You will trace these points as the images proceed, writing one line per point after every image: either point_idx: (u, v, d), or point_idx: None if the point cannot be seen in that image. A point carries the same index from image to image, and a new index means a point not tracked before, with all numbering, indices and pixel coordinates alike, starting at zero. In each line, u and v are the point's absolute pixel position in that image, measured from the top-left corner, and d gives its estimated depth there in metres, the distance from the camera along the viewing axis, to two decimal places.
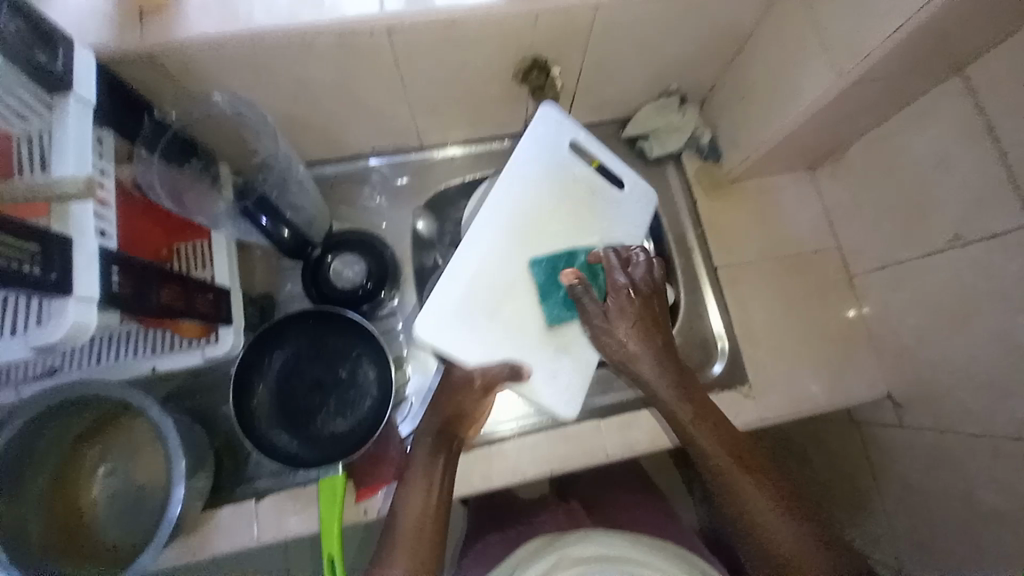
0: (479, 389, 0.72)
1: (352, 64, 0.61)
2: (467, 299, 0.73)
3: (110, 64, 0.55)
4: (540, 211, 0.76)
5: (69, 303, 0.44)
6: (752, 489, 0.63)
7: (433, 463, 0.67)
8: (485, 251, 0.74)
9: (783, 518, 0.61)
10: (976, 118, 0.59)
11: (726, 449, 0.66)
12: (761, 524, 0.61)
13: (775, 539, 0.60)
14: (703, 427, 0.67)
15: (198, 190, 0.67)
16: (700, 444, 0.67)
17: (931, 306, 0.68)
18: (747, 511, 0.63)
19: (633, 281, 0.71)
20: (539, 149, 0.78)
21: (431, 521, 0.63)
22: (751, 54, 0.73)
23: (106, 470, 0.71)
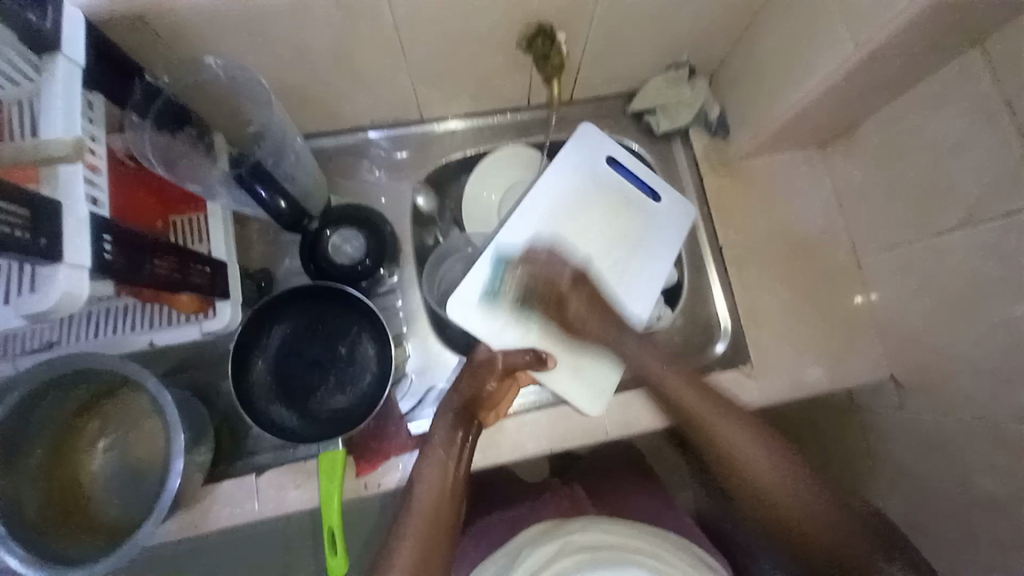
0: (502, 372, 0.73)
1: (349, 30, 0.59)
2: (508, 276, 0.76)
3: (100, 25, 0.52)
4: (569, 211, 0.78)
5: (59, 271, 0.43)
6: (735, 440, 0.65)
7: (452, 439, 0.68)
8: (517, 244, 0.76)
9: (770, 464, 0.64)
10: (997, 93, 0.56)
11: (697, 395, 0.68)
12: (746, 473, 0.65)
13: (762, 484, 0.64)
14: (674, 377, 0.69)
15: (191, 159, 0.65)
16: (667, 386, 0.69)
17: (939, 290, 0.67)
18: (732, 460, 0.65)
19: (572, 273, 0.72)
20: (581, 159, 0.80)
21: (442, 501, 0.64)
22: (764, 25, 0.71)
23: (105, 442, 0.70)
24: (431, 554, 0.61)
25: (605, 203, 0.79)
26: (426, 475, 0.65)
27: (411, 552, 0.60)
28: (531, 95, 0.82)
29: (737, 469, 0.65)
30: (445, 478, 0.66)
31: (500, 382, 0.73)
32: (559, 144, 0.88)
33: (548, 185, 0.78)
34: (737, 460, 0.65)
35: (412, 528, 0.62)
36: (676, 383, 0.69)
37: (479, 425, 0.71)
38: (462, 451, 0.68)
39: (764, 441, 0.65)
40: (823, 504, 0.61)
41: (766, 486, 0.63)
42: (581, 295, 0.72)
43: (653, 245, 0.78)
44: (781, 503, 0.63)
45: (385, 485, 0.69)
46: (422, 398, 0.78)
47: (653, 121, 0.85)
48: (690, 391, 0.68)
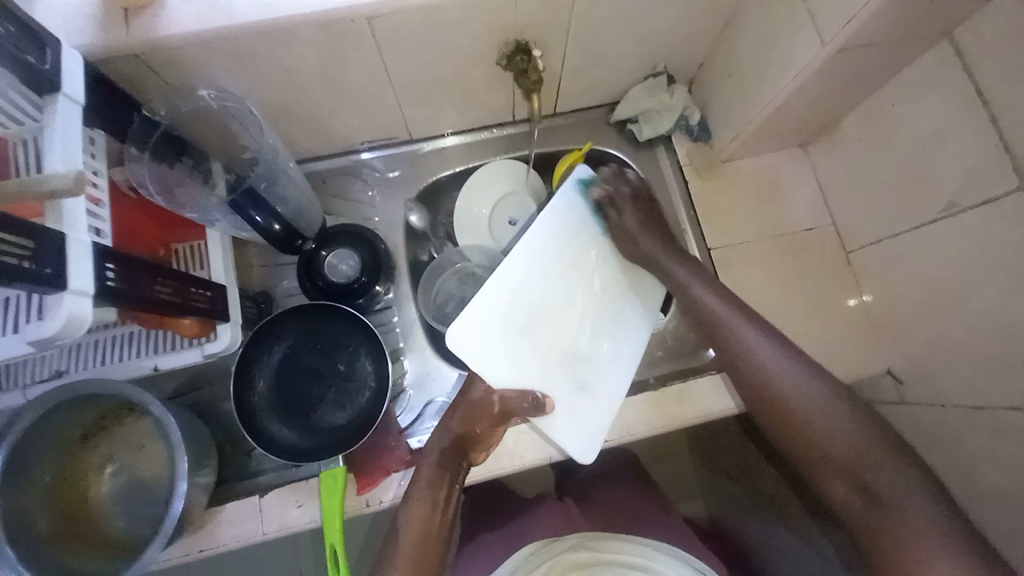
0: (496, 415, 0.70)
1: (337, 54, 0.62)
2: (510, 310, 0.74)
3: (98, 62, 0.56)
4: (566, 251, 0.77)
5: (64, 297, 0.45)
6: (790, 379, 0.65)
7: (440, 479, 0.68)
8: (518, 280, 0.75)
9: (819, 399, 0.63)
10: (967, 80, 0.58)
11: (723, 307, 0.72)
12: (792, 414, 0.64)
13: (805, 425, 0.63)
14: (701, 289, 0.73)
15: (188, 186, 0.68)
16: (699, 298, 0.73)
17: (928, 277, 0.67)
18: (779, 400, 0.65)
19: (633, 188, 0.80)
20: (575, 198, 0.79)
21: (429, 535, 0.66)
22: (736, 29, 0.73)
23: (111, 467, 0.71)
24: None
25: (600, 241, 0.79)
26: (415, 511, 0.66)
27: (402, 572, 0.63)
28: (516, 109, 0.84)
29: (779, 405, 0.65)
30: (432, 509, 0.67)
31: (490, 427, 0.69)
32: (545, 156, 0.90)
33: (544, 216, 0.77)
34: (780, 400, 0.65)
35: (400, 558, 0.64)
36: (748, 336, 0.69)
37: (468, 465, 0.70)
38: (450, 493, 0.68)
39: (796, 356, 0.67)
40: (848, 415, 0.62)
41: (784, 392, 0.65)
42: (639, 207, 0.78)
43: (641, 288, 0.80)
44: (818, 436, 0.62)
45: (387, 501, 0.70)
46: (420, 412, 0.79)
47: (636, 129, 0.87)
48: (717, 300, 0.72)
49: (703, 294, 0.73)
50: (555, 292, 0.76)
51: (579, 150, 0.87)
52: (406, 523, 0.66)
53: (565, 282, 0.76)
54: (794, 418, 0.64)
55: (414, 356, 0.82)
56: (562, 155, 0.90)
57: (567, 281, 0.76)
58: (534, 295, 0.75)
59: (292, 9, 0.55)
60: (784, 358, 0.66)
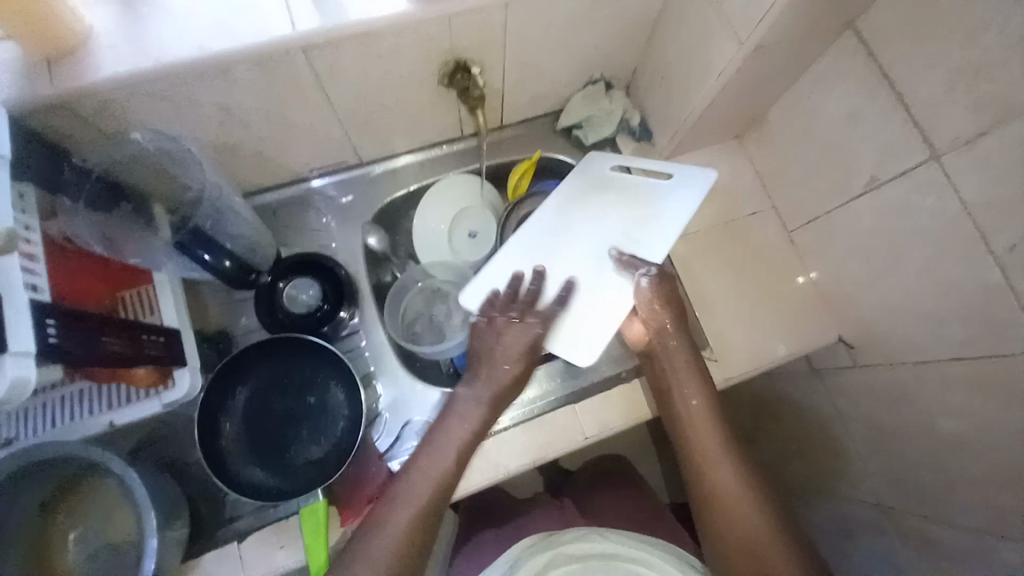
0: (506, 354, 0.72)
1: (275, 86, 0.62)
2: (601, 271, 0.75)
3: (20, 114, 0.54)
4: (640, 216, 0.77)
5: (6, 361, 0.43)
6: (727, 480, 0.68)
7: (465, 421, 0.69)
8: (599, 290, 0.74)
9: (747, 501, 0.67)
10: (873, 66, 0.63)
11: (708, 426, 0.71)
12: (729, 510, 0.67)
13: (734, 514, 0.67)
14: (694, 403, 0.71)
15: (131, 233, 0.65)
16: (683, 414, 0.72)
17: (861, 248, 0.73)
18: (720, 496, 0.68)
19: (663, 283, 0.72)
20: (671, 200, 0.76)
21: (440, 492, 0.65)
22: (663, 34, 0.77)
23: (77, 534, 0.67)
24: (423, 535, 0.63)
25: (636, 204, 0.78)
26: (436, 461, 0.66)
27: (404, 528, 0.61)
28: (464, 125, 0.85)
29: (721, 502, 0.68)
30: (455, 460, 0.67)
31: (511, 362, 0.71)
32: (498, 168, 0.91)
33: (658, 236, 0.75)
34: (721, 498, 0.68)
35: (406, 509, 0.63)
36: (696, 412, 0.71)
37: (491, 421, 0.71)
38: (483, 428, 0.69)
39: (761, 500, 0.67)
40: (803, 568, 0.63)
41: (748, 533, 0.65)
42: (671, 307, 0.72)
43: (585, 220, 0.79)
44: (741, 521, 0.66)
45: None
46: (399, 434, 0.77)
47: (581, 134, 0.90)
48: (704, 419, 0.71)
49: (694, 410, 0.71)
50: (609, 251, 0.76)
51: (529, 159, 0.89)
52: (423, 470, 0.66)
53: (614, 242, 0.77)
54: (728, 516, 0.67)
55: (384, 376, 0.81)
56: (513, 165, 0.92)
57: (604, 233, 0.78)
58: (599, 286, 0.75)
59: (221, 45, 0.55)
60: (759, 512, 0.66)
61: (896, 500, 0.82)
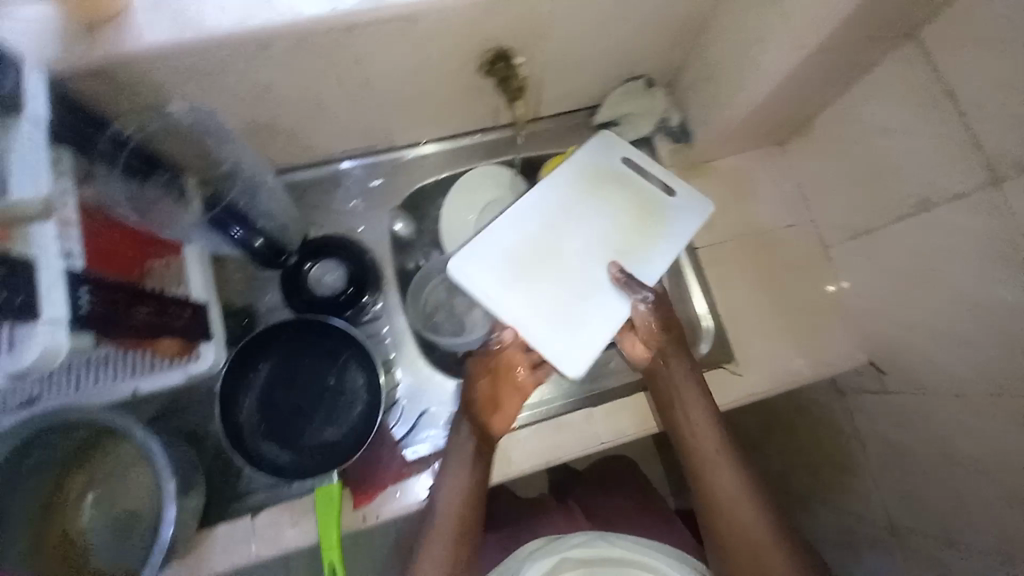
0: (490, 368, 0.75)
1: (313, 65, 0.61)
2: (589, 283, 0.77)
3: (63, 80, 0.52)
4: (631, 225, 0.79)
5: (37, 327, 0.44)
6: (727, 485, 0.68)
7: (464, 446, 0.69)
8: (590, 305, 0.75)
9: (748, 506, 0.67)
10: (934, 82, 0.60)
11: (709, 435, 0.70)
12: (728, 514, 0.67)
13: (735, 521, 0.67)
14: (694, 411, 0.71)
15: (166, 204, 0.67)
16: (684, 422, 0.71)
17: (901, 271, 0.70)
18: (719, 500, 0.68)
19: (662, 318, 0.73)
20: (678, 224, 0.79)
21: (466, 514, 0.66)
22: (712, 33, 0.74)
23: (93, 496, 0.68)
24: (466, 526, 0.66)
25: (632, 213, 0.80)
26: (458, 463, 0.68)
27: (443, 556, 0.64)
28: (498, 115, 0.84)
29: (720, 507, 0.68)
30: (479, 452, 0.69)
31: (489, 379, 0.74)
32: (529, 161, 0.90)
33: (653, 260, 0.78)
34: (722, 505, 0.68)
35: (440, 542, 0.64)
36: (695, 415, 0.71)
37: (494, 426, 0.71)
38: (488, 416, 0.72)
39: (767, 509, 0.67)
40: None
41: (752, 540, 0.65)
42: (670, 337, 0.73)
43: (581, 222, 0.79)
44: (743, 529, 0.66)
45: (385, 515, 0.69)
46: (415, 423, 0.78)
47: (618, 131, 0.88)
48: (705, 427, 0.70)
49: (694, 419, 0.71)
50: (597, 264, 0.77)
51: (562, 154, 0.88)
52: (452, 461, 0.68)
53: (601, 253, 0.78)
54: (727, 519, 0.67)
55: (402, 364, 0.82)
56: (545, 159, 0.90)
57: (597, 229, 0.79)
58: (587, 298, 0.76)
59: (262, 21, 0.54)
60: (765, 521, 0.66)
61: (907, 530, 0.80)
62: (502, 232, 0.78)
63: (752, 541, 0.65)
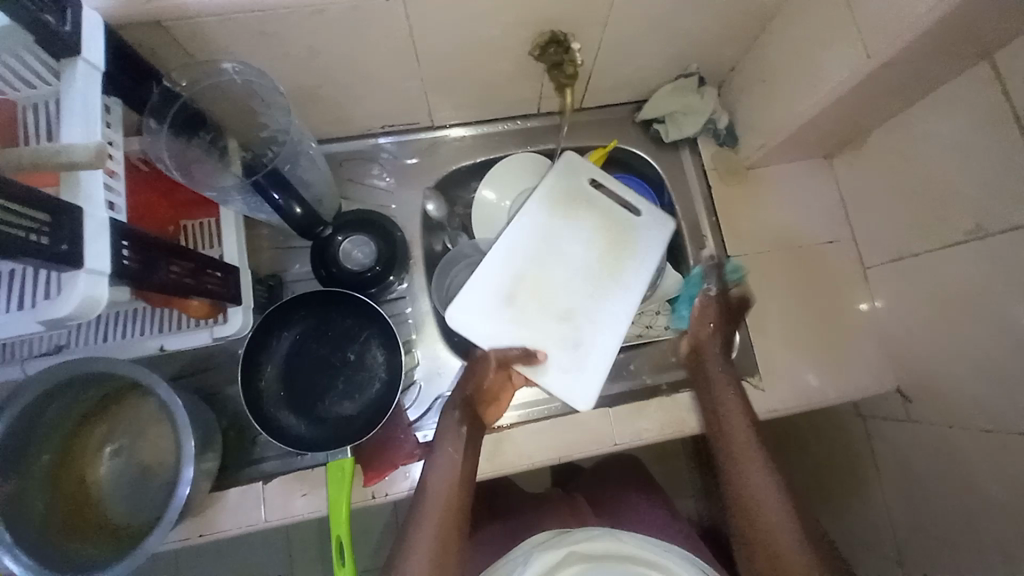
0: (496, 366, 0.74)
1: (365, 33, 0.59)
2: (569, 309, 0.76)
3: (119, 29, 0.53)
4: (606, 245, 0.79)
5: (80, 276, 0.43)
6: (758, 484, 0.65)
7: (459, 433, 0.68)
8: (585, 330, 0.76)
9: (779, 509, 0.63)
10: (1005, 105, 0.57)
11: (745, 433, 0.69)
12: (757, 514, 0.64)
13: (763, 521, 0.63)
14: (731, 408, 0.70)
15: (206, 163, 0.66)
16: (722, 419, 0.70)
17: (943, 298, 0.68)
18: (746, 499, 0.65)
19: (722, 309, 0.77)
20: (647, 246, 0.79)
21: (460, 497, 0.65)
22: (773, 36, 0.72)
23: (113, 447, 0.70)
24: (452, 515, 0.64)
25: (606, 232, 0.79)
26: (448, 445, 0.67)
27: (429, 543, 0.61)
28: (542, 102, 0.82)
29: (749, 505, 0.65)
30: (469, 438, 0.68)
31: (496, 375, 0.74)
32: (568, 151, 0.88)
33: (630, 286, 0.77)
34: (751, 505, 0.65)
35: (427, 528, 0.62)
36: (733, 413, 0.70)
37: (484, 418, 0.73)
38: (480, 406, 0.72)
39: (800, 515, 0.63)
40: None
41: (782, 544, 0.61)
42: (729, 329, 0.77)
43: (556, 244, 0.78)
44: (772, 531, 0.62)
45: (393, 494, 0.69)
46: (430, 406, 0.78)
47: (662, 129, 0.86)
48: (739, 424, 0.69)
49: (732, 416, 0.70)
50: (578, 287, 0.77)
51: (602, 148, 0.86)
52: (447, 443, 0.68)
53: (582, 278, 0.77)
54: (758, 524, 0.63)
55: (421, 345, 0.81)
56: (584, 151, 0.89)
57: (575, 261, 0.78)
58: (576, 326, 0.76)
59: None
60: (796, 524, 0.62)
61: (915, 561, 0.79)
62: (486, 271, 0.77)
63: (780, 549, 0.61)
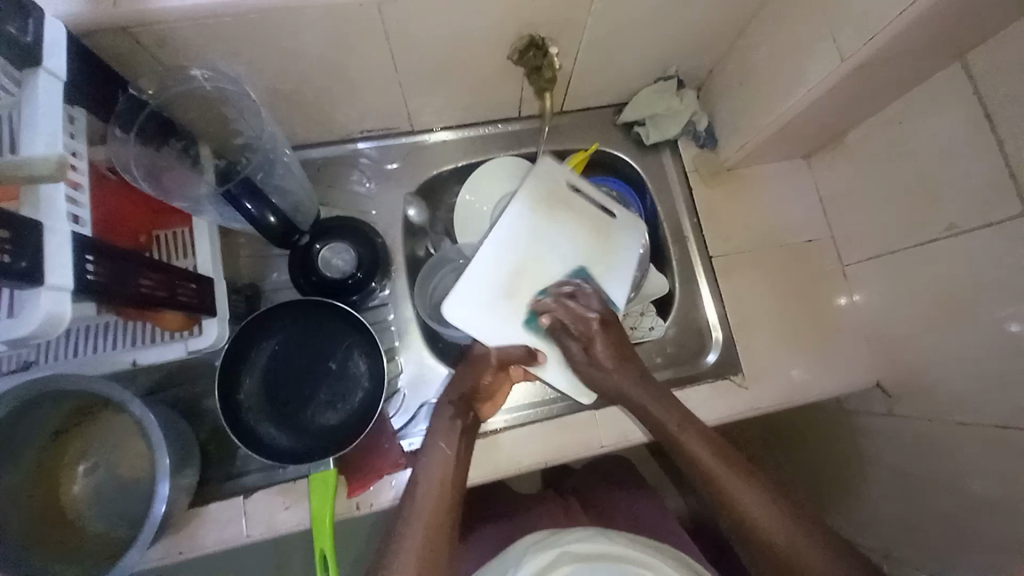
0: (497, 366, 0.74)
1: (343, 37, 0.58)
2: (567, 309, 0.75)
3: (84, 37, 0.51)
4: (589, 251, 0.78)
5: (41, 294, 0.41)
6: (751, 505, 0.63)
7: (452, 428, 0.69)
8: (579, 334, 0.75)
9: (785, 527, 0.61)
10: (976, 106, 0.58)
11: (715, 457, 0.66)
12: (761, 539, 0.61)
13: (773, 544, 0.60)
14: (688, 432, 0.68)
15: (177, 171, 0.64)
16: (689, 450, 0.68)
17: (922, 296, 0.69)
18: (747, 526, 0.62)
19: (602, 316, 0.74)
20: (625, 254, 0.79)
21: (450, 498, 0.64)
22: (751, 38, 0.72)
23: (87, 465, 0.67)
24: (439, 532, 0.62)
25: (590, 234, 0.78)
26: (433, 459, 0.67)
27: (418, 542, 0.60)
28: (523, 105, 0.82)
29: (752, 531, 0.62)
30: (461, 440, 0.68)
31: (495, 375, 0.74)
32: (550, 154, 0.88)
33: (615, 291, 0.78)
34: (753, 531, 0.62)
35: (415, 527, 0.61)
36: (692, 440, 0.68)
37: (476, 417, 0.72)
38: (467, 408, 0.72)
39: (807, 526, 0.61)
40: None
41: (804, 564, 0.58)
42: (609, 337, 0.73)
43: (552, 240, 0.77)
44: (785, 553, 0.59)
45: (377, 504, 0.68)
46: (415, 413, 0.77)
47: (643, 131, 0.86)
48: (705, 447, 0.67)
49: (694, 443, 0.68)
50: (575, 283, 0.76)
51: (585, 151, 0.86)
52: (433, 452, 0.67)
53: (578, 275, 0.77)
54: (771, 549, 0.60)
55: (404, 350, 0.80)
56: (566, 153, 0.88)
57: (560, 266, 0.77)
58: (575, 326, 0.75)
59: None
60: (813, 539, 0.60)
61: (903, 553, 0.81)
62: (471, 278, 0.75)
63: (803, 571, 0.58)
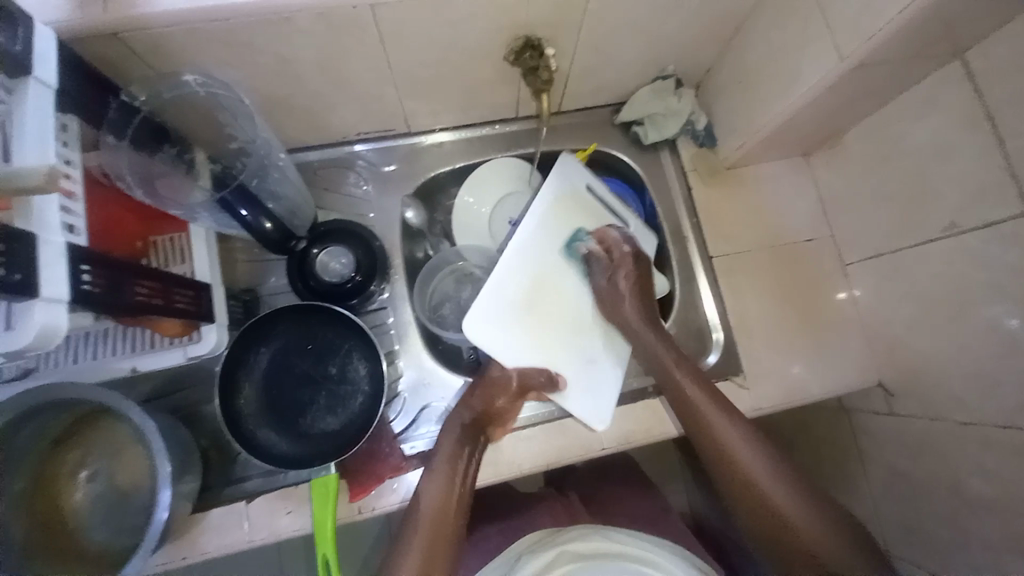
0: (515, 391, 0.74)
1: (336, 40, 0.58)
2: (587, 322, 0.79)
3: (73, 43, 0.51)
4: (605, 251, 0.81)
5: (36, 305, 0.41)
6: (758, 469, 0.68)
7: (459, 453, 0.69)
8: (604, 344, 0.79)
9: (788, 494, 0.66)
10: (975, 104, 0.58)
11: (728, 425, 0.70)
12: (763, 504, 0.66)
13: (774, 509, 0.66)
14: (704, 401, 0.71)
15: (171, 177, 0.64)
16: (705, 417, 0.70)
17: (922, 295, 0.69)
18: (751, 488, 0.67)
19: (633, 250, 0.80)
20: (640, 252, 0.82)
21: (450, 517, 0.66)
22: (748, 36, 0.72)
23: (87, 473, 0.67)
24: (437, 539, 0.65)
25: (603, 235, 0.82)
26: (434, 477, 0.67)
27: (416, 559, 0.64)
28: (520, 106, 0.81)
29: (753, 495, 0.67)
30: (466, 464, 0.68)
31: (511, 402, 0.74)
32: (548, 155, 0.88)
33: None
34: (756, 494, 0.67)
35: (415, 545, 0.65)
36: (709, 408, 0.70)
37: (486, 441, 0.71)
38: (475, 431, 0.71)
39: (810, 496, 0.65)
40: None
41: (801, 529, 0.63)
42: (634, 273, 0.79)
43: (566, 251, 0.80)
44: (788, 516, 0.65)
45: (380, 507, 0.68)
46: (416, 417, 0.77)
47: (641, 131, 0.85)
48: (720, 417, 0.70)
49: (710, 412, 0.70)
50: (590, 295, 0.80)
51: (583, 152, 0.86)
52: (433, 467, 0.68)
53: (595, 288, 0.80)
54: (772, 512, 0.65)
55: (403, 355, 0.80)
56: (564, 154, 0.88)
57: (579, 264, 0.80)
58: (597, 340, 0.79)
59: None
60: (811, 508, 0.65)
61: (903, 551, 0.80)
62: (501, 273, 0.77)
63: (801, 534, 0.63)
